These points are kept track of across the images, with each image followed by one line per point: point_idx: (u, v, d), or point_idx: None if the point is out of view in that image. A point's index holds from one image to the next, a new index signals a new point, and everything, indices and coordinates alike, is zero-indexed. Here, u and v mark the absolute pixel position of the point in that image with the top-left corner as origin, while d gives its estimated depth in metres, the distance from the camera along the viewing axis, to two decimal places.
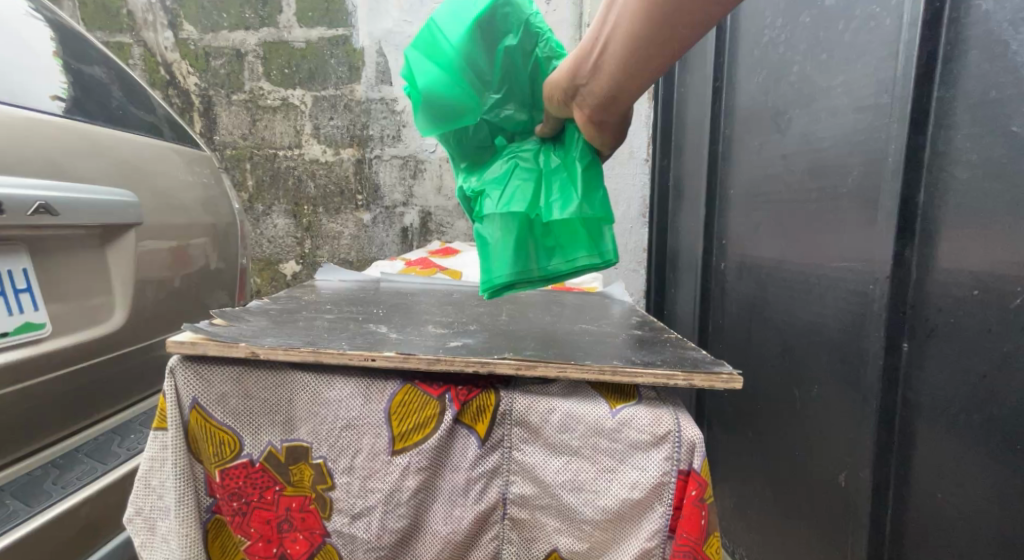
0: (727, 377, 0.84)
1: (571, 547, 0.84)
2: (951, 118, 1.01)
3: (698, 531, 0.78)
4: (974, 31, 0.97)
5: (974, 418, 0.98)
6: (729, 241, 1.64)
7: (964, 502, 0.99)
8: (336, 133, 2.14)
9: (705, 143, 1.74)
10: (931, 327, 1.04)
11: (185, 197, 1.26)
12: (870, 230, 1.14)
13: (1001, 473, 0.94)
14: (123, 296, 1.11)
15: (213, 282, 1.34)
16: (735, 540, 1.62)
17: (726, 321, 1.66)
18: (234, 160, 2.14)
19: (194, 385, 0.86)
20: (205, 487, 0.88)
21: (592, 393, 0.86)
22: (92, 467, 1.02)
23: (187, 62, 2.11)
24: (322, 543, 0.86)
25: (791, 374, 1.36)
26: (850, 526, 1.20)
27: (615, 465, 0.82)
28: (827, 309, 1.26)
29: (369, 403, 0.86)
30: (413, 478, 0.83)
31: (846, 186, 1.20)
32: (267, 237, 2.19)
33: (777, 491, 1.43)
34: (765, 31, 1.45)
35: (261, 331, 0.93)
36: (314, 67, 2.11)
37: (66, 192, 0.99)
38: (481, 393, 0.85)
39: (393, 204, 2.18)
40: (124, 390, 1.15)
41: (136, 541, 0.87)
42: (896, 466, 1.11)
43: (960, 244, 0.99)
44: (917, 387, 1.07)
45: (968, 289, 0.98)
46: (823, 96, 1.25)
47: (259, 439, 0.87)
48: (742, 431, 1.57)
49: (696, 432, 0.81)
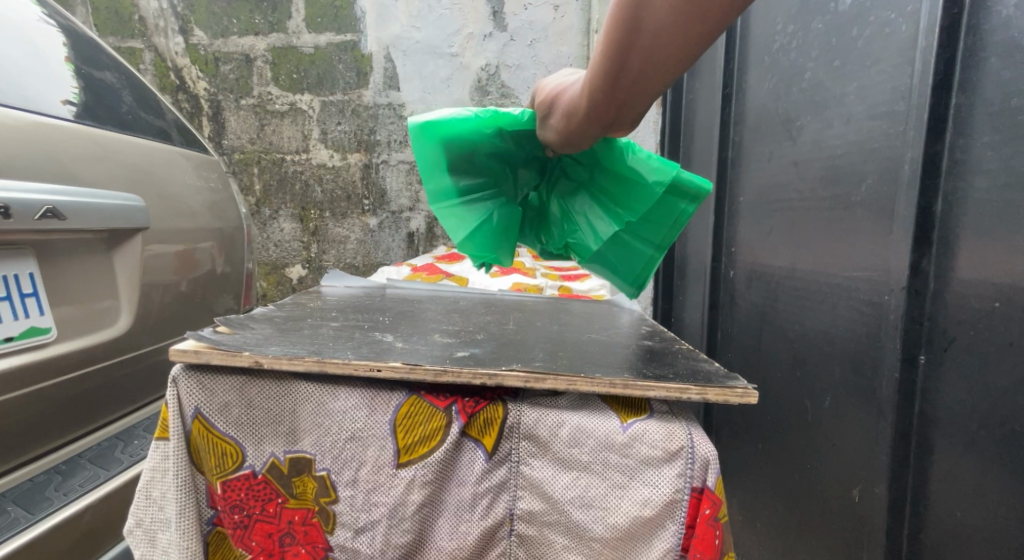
0: (741, 391, 0.82)
1: None
2: (970, 126, 0.98)
3: (711, 551, 0.77)
4: (994, 37, 0.95)
5: (994, 433, 0.95)
6: (739, 250, 1.62)
7: (985, 521, 0.97)
8: (344, 138, 2.14)
9: (715, 151, 1.72)
10: (950, 340, 1.02)
11: (192, 201, 1.26)
12: (886, 240, 1.12)
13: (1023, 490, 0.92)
14: (129, 301, 1.10)
15: (219, 287, 1.33)
16: (744, 553, 1.59)
17: (735, 330, 1.64)
18: (242, 164, 2.14)
19: (196, 395, 0.85)
20: (206, 499, 0.86)
21: (601, 406, 0.84)
22: (95, 474, 1.01)
23: (196, 67, 2.12)
24: (324, 557, 0.85)
25: (802, 385, 1.34)
26: (864, 543, 1.18)
27: (626, 481, 0.80)
28: (840, 320, 1.23)
29: (374, 414, 0.84)
30: (418, 492, 0.82)
31: (860, 194, 1.18)
32: (274, 241, 2.19)
33: (788, 504, 1.40)
34: (777, 38, 1.43)
35: (265, 339, 0.92)
36: (322, 72, 2.11)
37: (74, 196, 0.98)
38: (488, 406, 0.84)
39: (399, 209, 2.18)
40: (129, 396, 1.14)
41: (136, 553, 0.86)
42: (913, 483, 1.08)
43: (980, 255, 0.97)
44: (935, 402, 1.05)
45: (988, 301, 0.96)
46: (836, 103, 1.24)
47: (262, 450, 0.86)
48: (752, 442, 1.54)
49: (710, 449, 0.79)
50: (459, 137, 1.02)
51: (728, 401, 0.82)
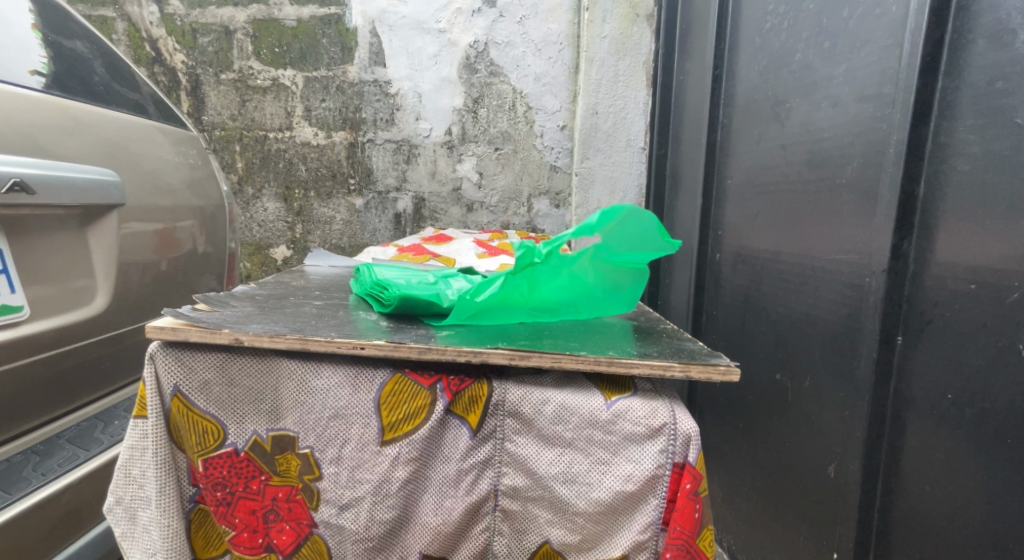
0: (724, 369, 0.83)
1: (563, 539, 0.83)
2: (954, 110, 0.99)
3: (692, 523, 0.78)
4: (982, 19, 0.96)
5: (966, 410, 0.98)
6: (726, 233, 1.63)
7: (953, 496, 0.99)
8: (329, 115, 2.10)
9: (703, 133, 1.72)
10: (927, 320, 1.04)
11: (172, 178, 1.24)
12: (868, 223, 1.13)
13: (988, 465, 0.94)
14: (106, 280, 1.08)
15: (201, 267, 1.32)
16: (724, 530, 1.63)
17: (720, 312, 1.66)
18: (223, 141, 2.10)
19: (175, 372, 0.84)
20: (188, 477, 0.86)
21: (586, 384, 0.85)
22: (73, 454, 1.00)
23: (173, 38, 2.07)
24: (309, 533, 0.85)
25: (784, 366, 1.36)
26: (837, 519, 1.20)
27: (609, 457, 0.81)
28: (822, 302, 1.25)
29: (357, 393, 0.84)
30: (402, 469, 0.82)
31: (846, 177, 1.19)
32: (257, 221, 2.15)
33: (767, 483, 1.43)
34: (768, 18, 1.43)
35: (246, 317, 0.91)
36: (306, 47, 2.07)
37: (43, 168, 0.95)
38: (473, 384, 0.84)
39: (386, 189, 2.14)
40: (108, 376, 1.13)
41: (117, 531, 0.85)
42: (887, 460, 1.11)
43: (960, 238, 0.98)
44: (911, 382, 1.07)
45: (964, 283, 0.98)
46: (825, 85, 1.24)
47: (245, 428, 0.86)
48: (733, 422, 1.57)
49: (692, 425, 0.80)
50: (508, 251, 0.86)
51: (711, 379, 0.83)
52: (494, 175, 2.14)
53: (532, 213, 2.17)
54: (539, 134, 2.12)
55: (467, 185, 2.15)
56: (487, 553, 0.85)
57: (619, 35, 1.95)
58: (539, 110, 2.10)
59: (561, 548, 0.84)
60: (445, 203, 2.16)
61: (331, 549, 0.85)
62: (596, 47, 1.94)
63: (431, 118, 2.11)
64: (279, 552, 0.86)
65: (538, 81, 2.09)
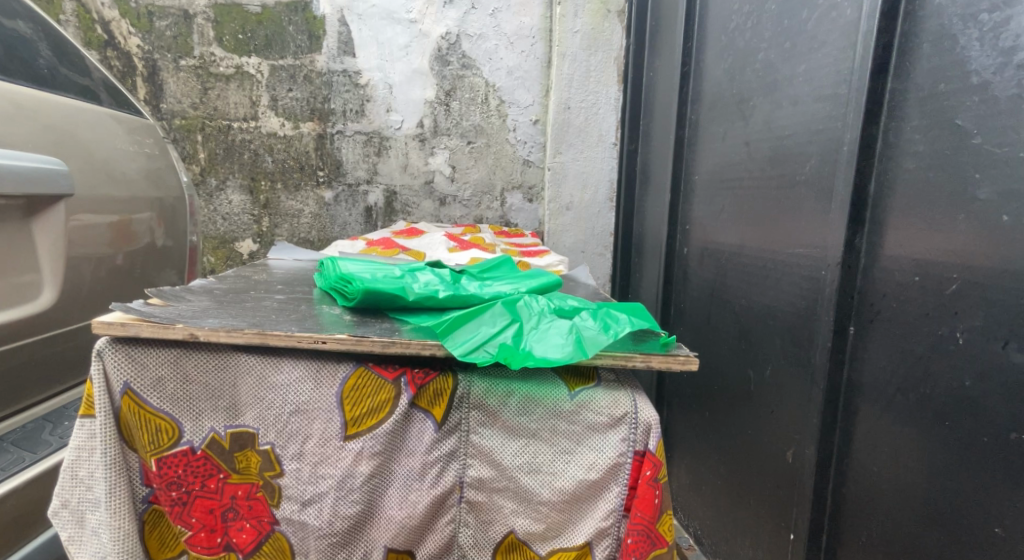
0: (683, 358, 0.85)
1: (528, 529, 0.84)
2: (902, 110, 1.04)
3: (652, 510, 0.79)
4: (927, 24, 0.99)
5: (909, 396, 1.02)
6: (693, 227, 1.67)
7: (898, 476, 1.04)
8: (296, 105, 2.05)
9: (672, 128, 1.76)
10: (877, 311, 1.09)
11: (126, 167, 1.19)
12: (825, 218, 1.18)
13: (929, 447, 0.99)
14: (56, 274, 1.02)
15: (159, 262, 1.27)
16: (691, 516, 1.70)
17: (687, 303, 1.71)
18: (183, 130, 2.02)
19: (125, 369, 0.81)
20: (141, 478, 0.84)
21: (550, 375, 0.85)
22: (19, 457, 0.92)
23: (127, 21, 1.98)
24: (271, 531, 0.84)
25: (746, 355, 1.41)
26: (794, 500, 1.26)
27: (573, 447, 0.83)
28: (781, 293, 1.30)
29: (321, 388, 0.83)
30: (366, 463, 0.81)
31: (804, 173, 1.23)
32: (221, 214, 2.08)
33: (731, 468, 1.48)
34: (732, 17, 1.46)
35: (201, 312, 0.89)
36: (271, 34, 2.02)
37: None
38: (437, 377, 0.83)
39: (356, 182, 2.10)
40: (58, 374, 1.07)
41: (64, 535, 0.82)
42: (839, 442, 1.17)
43: (906, 232, 1.03)
44: (861, 369, 1.12)
45: (909, 276, 1.02)
46: (786, 83, 1.28)
47: (201, 426, 0.84)
48: (700, 412, 1.62)
49: (652, 414, 0.82)
50: (475, 351, 0.82)
51: (671, 368, 0.85)
52: (467, 169, 2.13)
53: (505, 207, 2.17)
54: (512, 128, 2.12)
55: (440, 178, 2.13)
56: (453, 546, 0.85)
57: (591, 30, 1.97)
58: (512, 104, 2.10)
59: (526, 538, 0.85)
60: (418, 197, 2.14)
61: (294, 546, 0.84)
62: (568, 42, 1.95)
63: (402, 110, 2.08)
64: (238, 551, 0.84)
65: (511, 75, 2.08)
